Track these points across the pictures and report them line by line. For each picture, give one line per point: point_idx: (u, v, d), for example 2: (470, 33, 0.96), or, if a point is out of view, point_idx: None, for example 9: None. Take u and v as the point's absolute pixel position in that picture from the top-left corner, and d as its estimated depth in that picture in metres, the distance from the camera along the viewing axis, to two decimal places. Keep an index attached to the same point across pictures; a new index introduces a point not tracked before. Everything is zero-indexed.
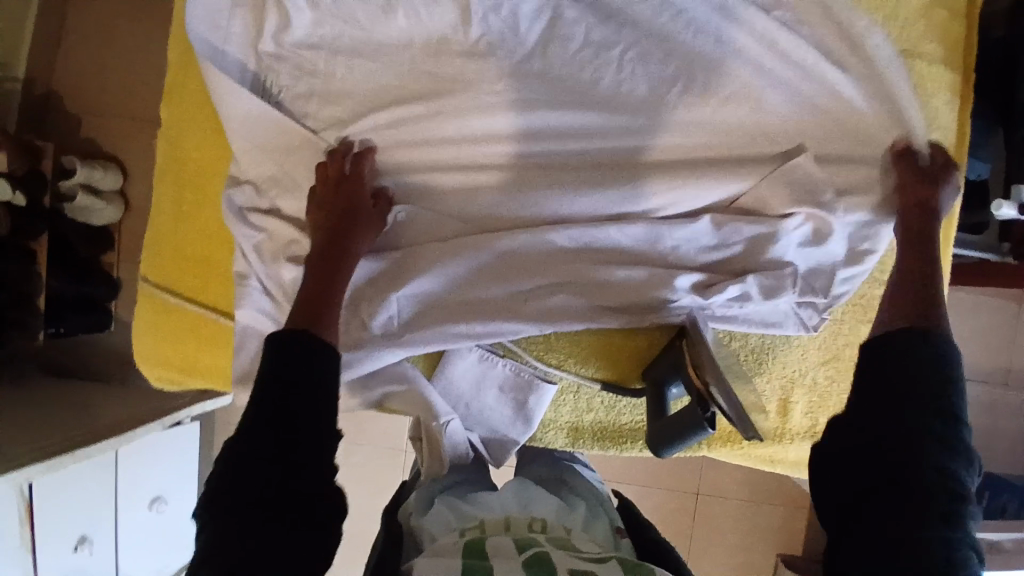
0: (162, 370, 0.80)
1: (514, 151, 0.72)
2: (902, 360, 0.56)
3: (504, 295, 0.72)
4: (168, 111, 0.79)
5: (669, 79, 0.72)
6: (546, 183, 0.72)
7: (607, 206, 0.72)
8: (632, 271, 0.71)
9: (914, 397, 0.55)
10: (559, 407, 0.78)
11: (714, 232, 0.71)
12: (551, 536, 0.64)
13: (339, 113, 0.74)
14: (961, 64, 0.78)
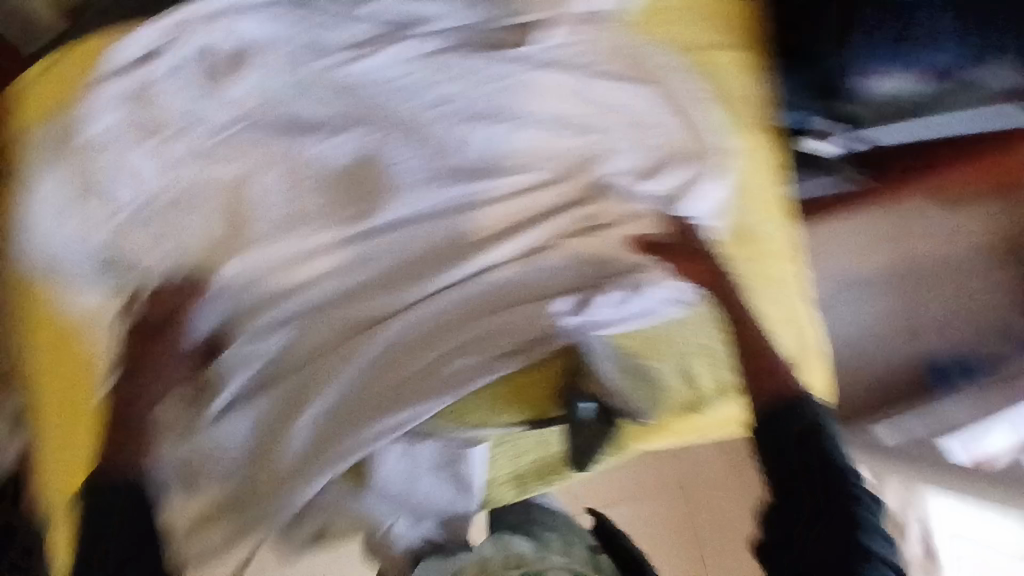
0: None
1: (389, 243, 0.80)
2: (798, 423, 0.67)
3: (408, 373, 0.76)
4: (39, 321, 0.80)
5: (503, 145, 0.84)
6: (427, 261, 0.81)
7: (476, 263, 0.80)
8: (515, 314, 0.78)
9: (806, 455, 0.64)
10: (497, 462, 0.80)
11: (565, 261, 0.82)
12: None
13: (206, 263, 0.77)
14: (742, 42, 0.93)
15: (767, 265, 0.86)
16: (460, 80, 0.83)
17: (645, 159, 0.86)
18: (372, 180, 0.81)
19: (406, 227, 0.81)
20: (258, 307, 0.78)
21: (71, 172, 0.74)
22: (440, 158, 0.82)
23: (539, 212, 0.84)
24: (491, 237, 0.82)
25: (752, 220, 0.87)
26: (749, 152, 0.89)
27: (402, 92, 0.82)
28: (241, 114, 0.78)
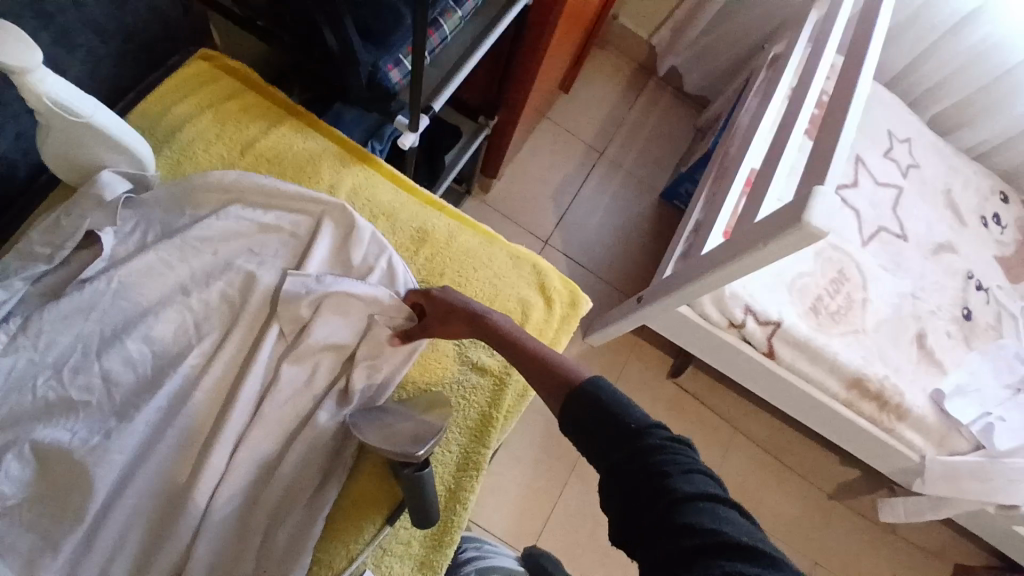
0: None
1: (132, 500, 0.74)
2: (590, 405, 0.72)
3: (253, 567, 0.75)
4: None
5: (152, 343, 0.82)
6: (180, 480, 0.77)
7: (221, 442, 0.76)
8: (290, 452, 0.79)
9: (617, 429, 0.69)
10: (394, 571, 0.81)
11: (301, 370, 0.82)
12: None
13: None
14: (287, 120, 1.09)
15: (454, 246, 1.04)
16: (66, 328, 0.79)
17: (289, 248, 0.94)
18: (55, 467, 0.72)
19: (132, 474, 0.75)
20: None
21: None
22: (110, 398, 0.78)
23: (241, 358, 0.84)
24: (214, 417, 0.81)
25: (417, 227, 1.04)
26: (363, 182, 1.06)
27: (19, 382, 0.75)
28: None
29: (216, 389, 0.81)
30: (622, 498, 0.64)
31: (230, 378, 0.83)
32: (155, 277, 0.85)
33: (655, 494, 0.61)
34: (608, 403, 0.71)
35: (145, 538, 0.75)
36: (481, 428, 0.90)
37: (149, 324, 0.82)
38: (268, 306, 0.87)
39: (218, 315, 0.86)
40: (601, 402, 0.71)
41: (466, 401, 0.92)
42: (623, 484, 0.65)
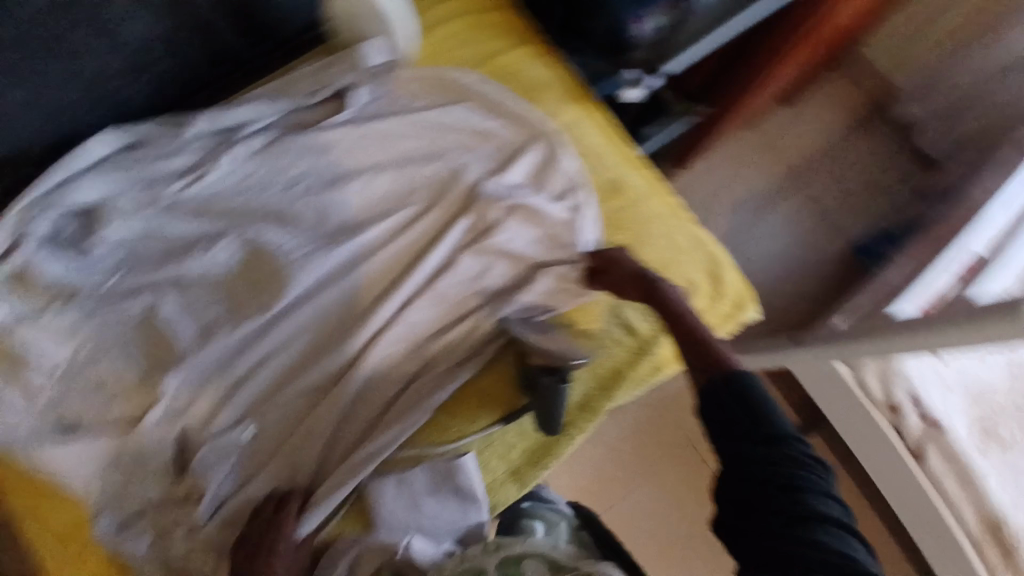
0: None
1: (309, 315, 0.83)
2: (724, 401, 0.69)
3: (376, 416, 0.82)
4: (28, 511, 0.82)
5: (365, 192, 0.89)
6: (346, 324, 0.84)
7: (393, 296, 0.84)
8: (447, 324, 0.86)
9: (755, 425, 0.66)
10: (489, 465, 0.86)
11: (478, 262, 0.88)
12: (499, 562, 0.71)
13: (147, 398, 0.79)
14: (526, 41, 1.06)
15: (645, 208, 0.98)
16: (302, 158, 0.89)
17: (496, 157, 0.95)
18: (258, 264, 0.85)
19: (313, 300, 0.83)
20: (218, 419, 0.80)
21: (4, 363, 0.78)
22: (320, 224, 0.87)
23: (429, 239, 0.88)
24: (390, 276, 0.86)
25: (613, 175, 0.99)
26: (574, 122, 1.01)
27: (255, 189, 0.87)
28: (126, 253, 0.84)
29: (402, 252, 0.87)
30: (739, 490, 0.65)
31: (413, 251, 0.88)
32: (385, 139, 0.92)
33: (783, 505, 0.61)
34: (752, 396, 0.68)
35: (304, 360, 0.83)
36: (616, 378, 0.90)
37: (364, 176, 0.89)
38: (466, 196, 0.90)
39: (420, 195, 0.90)
40: (745, 392, 0.68)
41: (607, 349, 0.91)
42: (744, 480, 0.65)
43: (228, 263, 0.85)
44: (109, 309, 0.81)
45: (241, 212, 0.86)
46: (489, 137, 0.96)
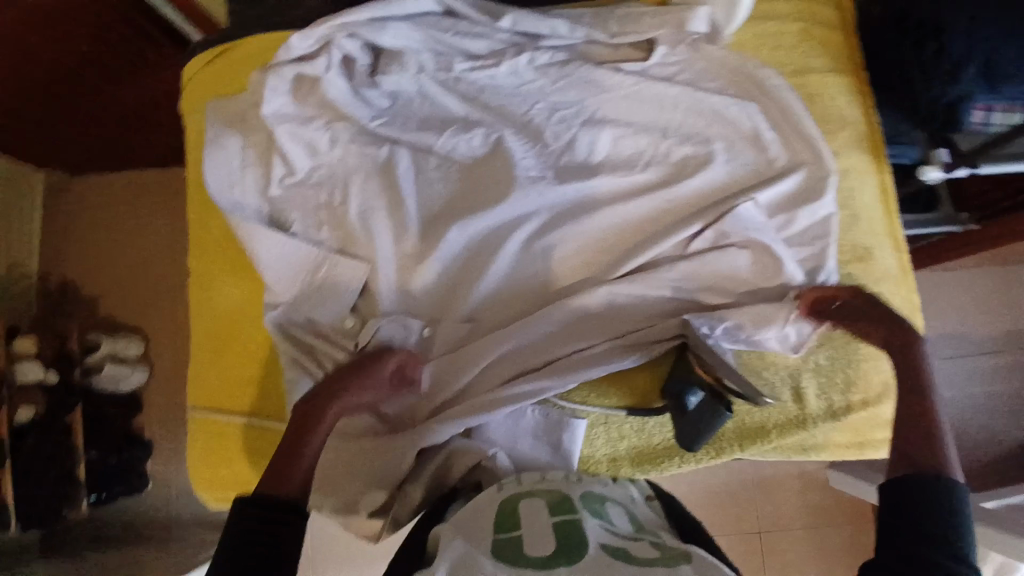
0: (224, 494, 0.85)
1: (516, 239, 0.82)
2: (912, 497, 0.59)
3: (512, 367, 0.79)
4: (204, 266, 0.87)
5: (615, 152, 0.84)
6: (528, 269, 0.82)
7: (596, 259, 0.83)
8: (635, 307, 0.80)
9: (936, 523, 0.57)
10: (593, 442, 0.82)
11: (691, 271, 0.79)
12: (582, 493, 0.68)
13: (344, 233, 0.81)
14: (851, 66, 0.92)
15: (880, 292, 0.84)
16: (579, 88, 0.84)
17: (758, 176, 0.83)
18: (491, 165, 0.82)
19: (513, 230, 0.81)
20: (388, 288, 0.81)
21: (254, 139, 0.82)
22: (562, 156, 0.83)
23: (654, 227, 0.82)
24: (605, 237, 0.82)
25: (865, 246, 0.85)
26: (856, 172, 0.88)
27: (520, 99, 0.84)
28: (389, 99, 0.85)
29: (625, 220, 0.82)
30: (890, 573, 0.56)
31: (633, 231, 0.82)
32: (666, 106, 0.84)
33: None
34: (944, 497, 0.58)
35: (475, 275, 0.81)
36: (760, 433, 0.79)
37: (627, 133, 0.83)
38: (715, 196, 0.82)
39: (665, 177, 0.83)
40: (938, 488, 0.58)
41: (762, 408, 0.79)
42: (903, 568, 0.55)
43: (467, 155, 0.83)
44: (350, 138, 0.82)
45: (502, 110, 0.84)
46: (767, 158, 0.83)
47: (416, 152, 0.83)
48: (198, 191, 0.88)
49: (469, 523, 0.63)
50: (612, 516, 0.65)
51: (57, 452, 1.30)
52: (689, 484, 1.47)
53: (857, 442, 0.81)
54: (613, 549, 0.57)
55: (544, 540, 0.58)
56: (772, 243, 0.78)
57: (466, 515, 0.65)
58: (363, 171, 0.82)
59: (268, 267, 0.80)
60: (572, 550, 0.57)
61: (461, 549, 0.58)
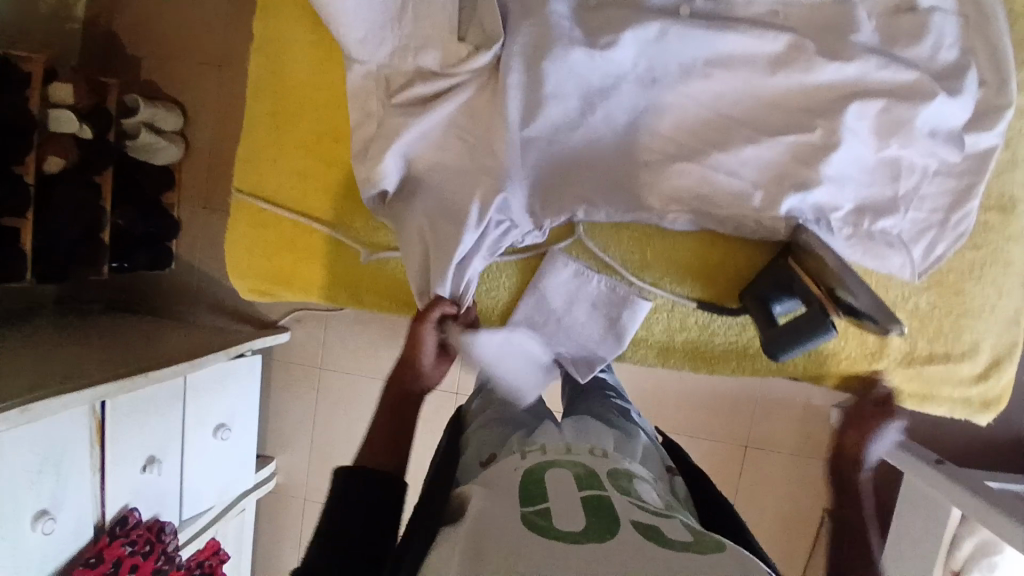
0: (257, 285, 0.82)
1: (602, 70, 0.67)
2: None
3: (578, 200, 0.75)
4: (279, 34, 0.75)
5: (781, 5, 0.68)
6: (619, 126, 0.70)
7: (678, 106, 0.69)
8: (727, 180, 0.70)
9: None
10: (652, 325, 0.80)
11: (791, 151, 0.69)
12: (611, 470, 0.65)
13: (434, 28, 0.68)
14: None
15: (1007, 251, 0.72)
16: None
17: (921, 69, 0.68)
18: None
19: (612, 80, 0.68)
20: (464, 80, 0.70)
21: None
22: None
23: (763, 116, 0.69)
24: (706, 93, 0.69)
25: (1012, 195, 0.72)
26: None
27: None
28: None
29: (724, 90, 0.68)
30: None
31: (742, 116, 0.70)
32: None
33: None
34: None
35: (563, 122, 0.70)
36: (830, 359, 0.74)
37: None
38: (861, 77, 0.67)
39: (823, 48, 0.67)
40: None
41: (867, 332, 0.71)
42: None
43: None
44: None
45: None
46: (942, 56, 0.68)
47: None
48: None
49: (494, 488, 0.61)
50: (641, 492, 0.63)
51: (85, 210, 1.27)
52: (691, 385, 1.47)
53: (919, 394, 0.76)
54: (644, 526, 0.54)
55: (574, 511, 0.56)
56: (940, 151, 0.68)
57: (489, 484, 0.63)
58: None
59: (347, 20, 0.67)
60: (603, 527, 0.54)
61: (480, 512, 0.57)
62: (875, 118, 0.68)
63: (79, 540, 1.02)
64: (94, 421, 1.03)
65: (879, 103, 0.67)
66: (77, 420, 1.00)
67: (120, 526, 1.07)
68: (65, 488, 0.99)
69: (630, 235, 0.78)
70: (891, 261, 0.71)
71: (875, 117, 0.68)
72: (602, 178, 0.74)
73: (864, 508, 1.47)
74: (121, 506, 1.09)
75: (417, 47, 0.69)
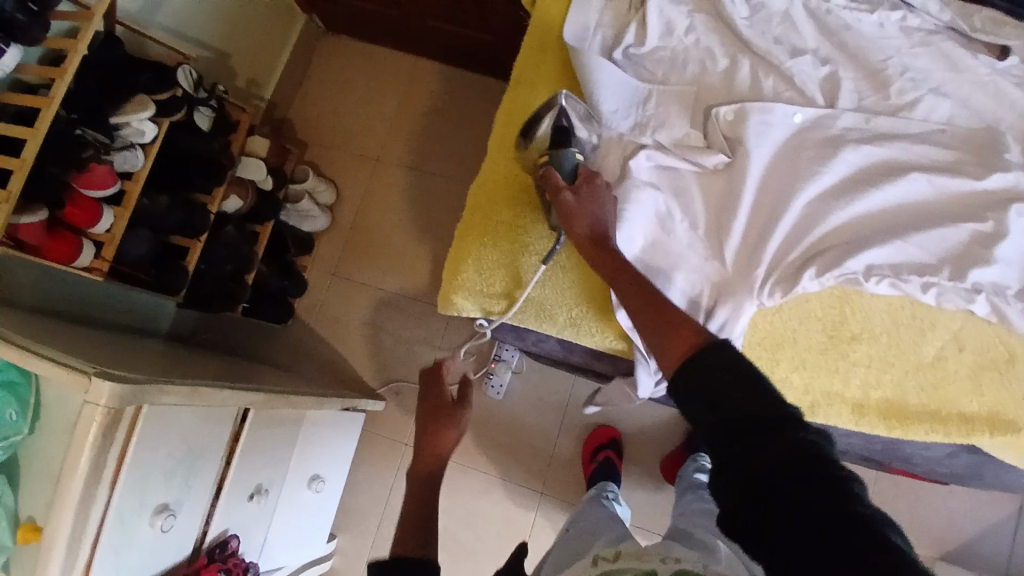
0: (474, 300, 0.90)
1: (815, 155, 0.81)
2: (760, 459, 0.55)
3: (794, 264, 0.79)
4: (533, 96, 0.92)
5: (948, 125, 0.84)
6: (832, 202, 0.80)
7: (881, 192, 0.80)
8: (918, 252, 0.78)
9: (792, 451, 0.54)
10: (847, 380, 0.83)
11: (971, 236, 0.79)
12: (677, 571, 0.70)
13: (674, 112, 0.86)
14: None
15: None
16: (926, 59, 0.84)
17: None
18: (812, 93, 0.85)
19: (823, 169, 0.81)
20: (689, 159, 0.84)
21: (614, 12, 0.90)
22: (883, 97, 0.84)
23: (946, 206, 0.81)
24: (903, 184, 0.80)
25: None
26: None
27: (874, 46, 0.85)
28: (750, 9, 0.87)
29: (916, 180, 0.80)
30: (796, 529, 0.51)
31: (925, 208, 0.81)
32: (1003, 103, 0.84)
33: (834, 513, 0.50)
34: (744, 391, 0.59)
35: (780, 190, 0.81)
36: (1010, 428, 0.81)
37: (959, 114, 0.84)
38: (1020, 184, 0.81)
39: (981, 160, 0.82)
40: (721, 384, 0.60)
41: None
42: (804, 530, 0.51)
43: (806, 80, 0.85)
44: (705, 34, 0.88)
45: (859, 52, 0.85)
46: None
47: (756, 62, 0.86)
48: (549, 33, 0.94)
49: None
50: None
51: (239, 250, 1.35)
52: None
53: None
54: None
55: None
56: None
57: None
58: (710, 57, 0.88)
59: (602, 94, 0.86)
60: None
61: None
62: None
63: (177, 552, 0.97)
64: (232, 430, 1.04)
65: None
66: (221, 421, 1.00)
67: (218, 550, 1.02)
68: (188, 488, 0.96)
69: (832, 298, 0.81)
70: None
71: None
72: (809, 251, 0.80)
73: None
74: (221, 530, 1.04)
75: (655, 126, 0.86)
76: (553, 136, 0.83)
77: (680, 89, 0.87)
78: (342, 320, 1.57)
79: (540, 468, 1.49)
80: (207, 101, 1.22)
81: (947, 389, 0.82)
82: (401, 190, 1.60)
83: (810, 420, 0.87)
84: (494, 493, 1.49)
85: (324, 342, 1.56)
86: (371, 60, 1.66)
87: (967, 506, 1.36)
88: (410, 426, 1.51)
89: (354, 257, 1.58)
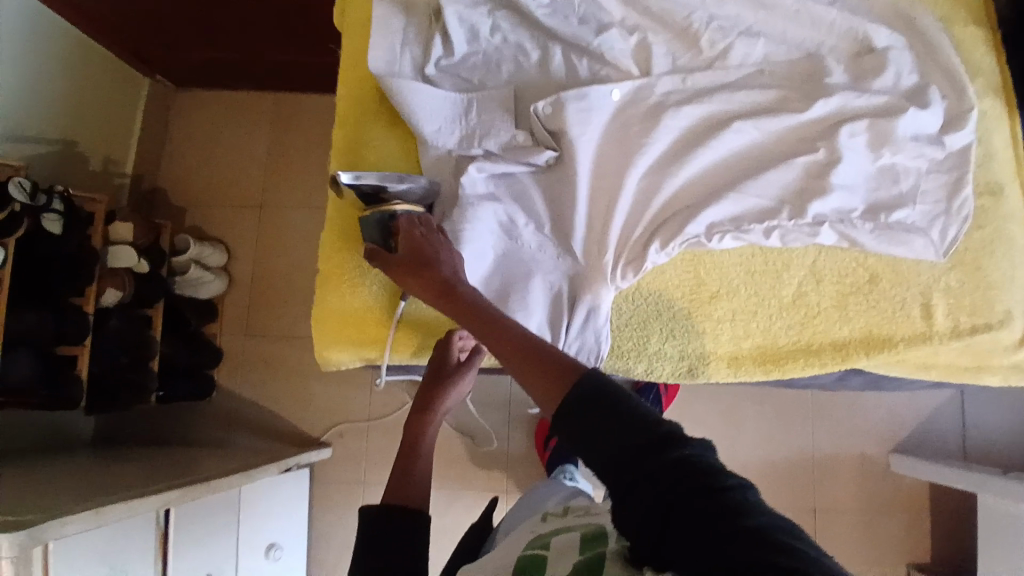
0: (351, 352, 0.89)
1: (640, 130, 0.80)
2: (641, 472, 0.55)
3: (638, 241, 0.80)
4: (359, 130, 0.89)
5: (765, 66, 0.83)
6: (664, 174, 0.80)
7: (709, 151, 0.80)
8: (755, 199, 0.79)
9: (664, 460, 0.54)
10: (717, 337, 0.83)
11: (804, 174, 0.79)
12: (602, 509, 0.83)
13: (498, 115, 0.82)
14: (988, 22, 0.88)
15: (1006, 229, 0.82)
16: None
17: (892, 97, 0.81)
18: (628, 65, 0.82)
19: (649, 141, 0.80)
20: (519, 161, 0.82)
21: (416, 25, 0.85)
22: (697, 51, 0.82)
23: (778, 148, 0.81)
24: (730, 138, 0.80)
25: (996, 182, 0.83)
26: (987, 118, 0.85)
27: None
28: None
29: (742, 131, 0.80)
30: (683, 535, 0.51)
31: (756, 154, 0.81)
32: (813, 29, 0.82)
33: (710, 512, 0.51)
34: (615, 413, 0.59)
35: (615, 174, 0.80)
36: (887, 344, 0.82)
37: (773, 50, 0.83)
38: (846, 107, 0.80)
39: (806, 92, 0.82)
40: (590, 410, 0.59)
41: (897, 298, 0.82)
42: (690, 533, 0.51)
43: (618, 54, 0.82)
44: (512, 28, 0.84)
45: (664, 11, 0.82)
46: (904, 81, 0.81)
47: (567, 47, 0.84)
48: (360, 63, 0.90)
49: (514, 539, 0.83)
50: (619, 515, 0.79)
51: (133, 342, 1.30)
52: (748, 452, 1.41)
53: (973, 367, 0.85)
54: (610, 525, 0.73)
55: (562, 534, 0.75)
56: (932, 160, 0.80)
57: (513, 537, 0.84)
58: (521, 53, 0.85)
59: (421, 115, 0.82)
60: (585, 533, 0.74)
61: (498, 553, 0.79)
62: (869, 135, 0.79)
63: None
64: (157, 534, 1.00)
65: (864, 126, 0.79)
66: (141, 531, 0.97)
67: None
68: None
69: (685, 262, 0.82)
70: (916, 252, 0.80)
71: (867, 130, 0.79)
72: (654, 223, 0.80)
73: (952, 563, 1.37)
74: None
75: (482, 134, 0.82)
76: (366, 196, 0.80)
77: (499, 91, 0.83)
78: (267, 377, 1.53)
79: (498, 469, 1.50)
80: (49, 206, 1.11)
81: (816, 322, 0.82)
82: (294, 233, 1.56)
83: (695, 382, 0.87)
84: (460, 506, 1.50)
85: (255, 404, 1.53)
86: (230, 108, 1.59)
87: (902, 399, 1.40)
88: (362, 463, 1.50)
89: (262, 311, 1.54)
